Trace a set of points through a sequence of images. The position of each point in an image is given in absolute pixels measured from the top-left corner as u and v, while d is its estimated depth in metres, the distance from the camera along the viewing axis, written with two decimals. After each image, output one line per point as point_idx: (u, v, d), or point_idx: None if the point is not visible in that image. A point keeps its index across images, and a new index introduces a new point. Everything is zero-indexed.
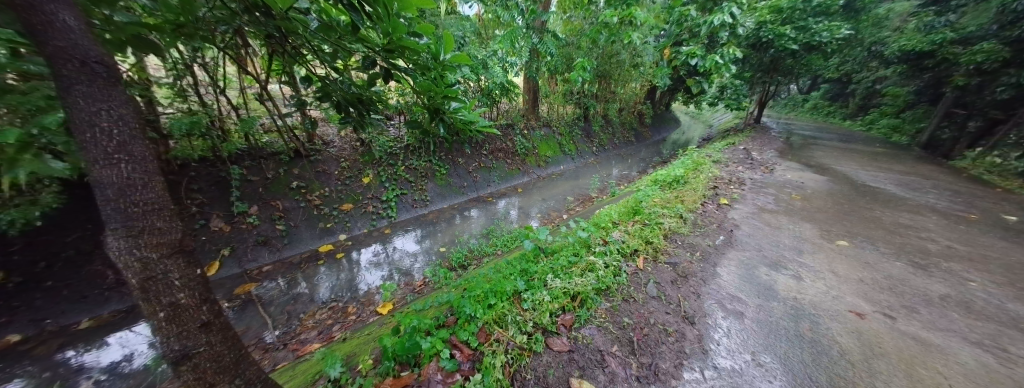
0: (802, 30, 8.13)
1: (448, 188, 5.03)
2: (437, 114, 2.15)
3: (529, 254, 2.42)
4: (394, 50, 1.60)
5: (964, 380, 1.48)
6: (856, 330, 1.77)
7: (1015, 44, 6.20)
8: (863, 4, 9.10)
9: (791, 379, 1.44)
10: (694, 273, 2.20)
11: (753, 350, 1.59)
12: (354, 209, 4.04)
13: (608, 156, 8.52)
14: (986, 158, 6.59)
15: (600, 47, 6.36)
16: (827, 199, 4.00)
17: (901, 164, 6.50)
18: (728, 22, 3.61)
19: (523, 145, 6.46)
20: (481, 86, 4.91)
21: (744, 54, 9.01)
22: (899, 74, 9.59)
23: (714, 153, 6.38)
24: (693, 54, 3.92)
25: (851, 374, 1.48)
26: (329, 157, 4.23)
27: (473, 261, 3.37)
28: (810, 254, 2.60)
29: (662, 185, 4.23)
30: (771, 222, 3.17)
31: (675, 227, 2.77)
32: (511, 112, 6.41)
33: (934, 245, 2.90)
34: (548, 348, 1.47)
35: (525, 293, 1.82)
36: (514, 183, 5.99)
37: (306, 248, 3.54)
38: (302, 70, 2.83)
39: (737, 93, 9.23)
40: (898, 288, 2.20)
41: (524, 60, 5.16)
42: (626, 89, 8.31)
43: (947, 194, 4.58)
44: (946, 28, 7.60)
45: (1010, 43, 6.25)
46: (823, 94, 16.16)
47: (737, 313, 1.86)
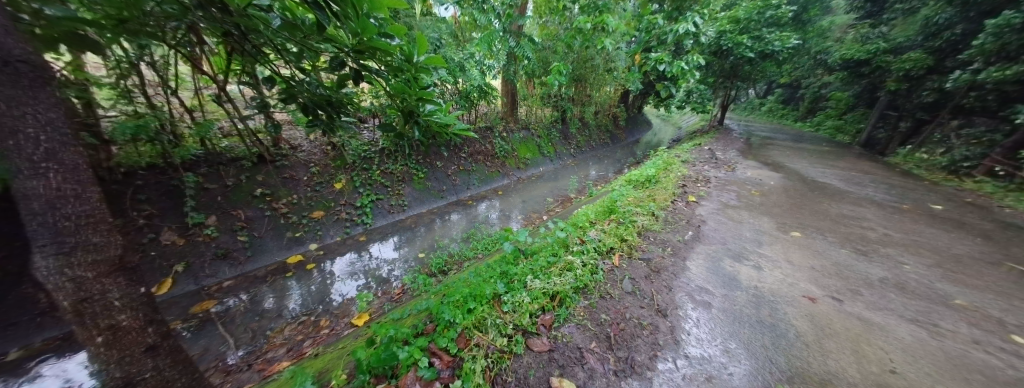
0: (758, 39, 8.82)
1: (426, 192, 4.92)
2: (412, 116, 2.11)
3: (508, 256, 2.43)
4: (364, 51, 1.56)
5: (903, 353, 1.65)
6: (809, 314, 1.92)
7: (937, 53, 7.15)
8: (810, 17, 10.61)
9: (755, 363, 1.53)
10: (666, 268, 2.30)
11: (719, 337, 1.69)
12: (326, 216, 3.86)
13: (585, 157, 8.73)
14: (915, 154, 7.43)
15: (575, 52, 6.52)
16: (783, 195, 4.33)
17: (844, 161, 7.19)
18: (693, 31, 3.79)
19: (503, 147, 6.47)
20: (459, 88, 4.86)
21: (708, 60, 9.59)
22: (840, 80, 10.61)
23: (683, 153, 6.74)
24: (661, 60, 4.06)
25: (806, 354, 1.61)
26: (297, 162, 4.03)
27: (454, 265, 3.33)
28: (769, 245, 2.80)
29: (636, 184, 4.41)
30: (734, 217, 3.38)
31: (648, 225, 2.90)
32: (489, 115, 6.39)
33: (874, 233, 3.23)
34: (528, 349, 1.48)
35: (505, 295, 1.82)
36: (495, 185, 5.99)
37: (272, 260, 3.33)
38: (265, 69, 2.67)
39: (702, 97, 9.79)
40: (844, 273, 2.42)
41: (501, 63, 5.16)
42: (601, 92, 8.60)
43: (883, 187, 5.11)
44: (879, 39, 8.48)
45: (933, 52, 7.22)
46: (777, 98, 17.58)
47: (705, 303, 1.97)
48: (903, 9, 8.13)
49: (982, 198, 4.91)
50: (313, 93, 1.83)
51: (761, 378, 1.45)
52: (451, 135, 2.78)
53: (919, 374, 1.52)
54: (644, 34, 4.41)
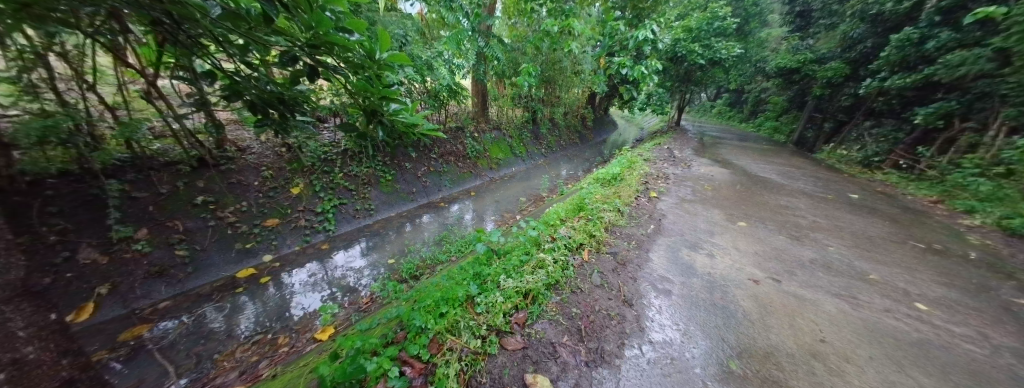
0: (707, 47, 9.62)
1: (395, 195, 4.75)
2: (375, 116, 2.02)
3: (481, 257, 2.43)
4: (321, 47, 1.47)
5: (830, 324, 1.88)
6: (755, 295, 2.12)
7: (852, 63, 8.25)
8: (750, 29, 12.03)
9: (710, 342, 1.67)
10: (631, 260, 2.43)
11: (678, 321, 1.82)
12: (282, 223, 3.58)
13: (556, 157, 8.94)
14: (837, 151, 8.51)
15: (543, 54, 6.65)
16: (733, 189, 4.74)
17: (781, 157, 8.05)
18: (651, 38, 3.99)
19: (474, 148, 6.42)
20: (428, 87, 4.74)
21: (665, 66, 10.26)
22: (776, 86, 11.87)
23: (645, 152, 7.16)
24: (623, 65, 4.25)
25: (752, 330, 1.78)
26: (245, 166, 3.70)
27: (426, 269, 3.24)
28: (720, 234, 3.05)
29: (603, 182, 4.60)
30: (690, 210, 3.65)
31: (614, 220, 3.04)
32: (460, 115, 6.31)
33: (806, 220, 3.65)
34: (502, 348, 1.48)
35: (478, 297, 1.81)
36: (467, 186, 5.92)
37: (219, 275, 3.01)
38: (205, 63, 2.41)
39: (661, 100, 10.45)
40: (783, 257, 2.70)
41: (470, 62, 5.11)
42: (569, 94, 8.86)
43: (813, 180, 5.79)
44: (807, 50, 9.61)
45: (849, 62, 8.30)
46: (726, 101, 19.25)
47: (666, 291, 2.10)
48: (826, 24, 9.28)
49: (890, 188, 5.73)
50: (262, 90, 1.69)
51: (716, 356, 1.57)
52: (419, 135, 2.72)
53: (843, 340, 1.75)
54: (608, 39, 4.50)
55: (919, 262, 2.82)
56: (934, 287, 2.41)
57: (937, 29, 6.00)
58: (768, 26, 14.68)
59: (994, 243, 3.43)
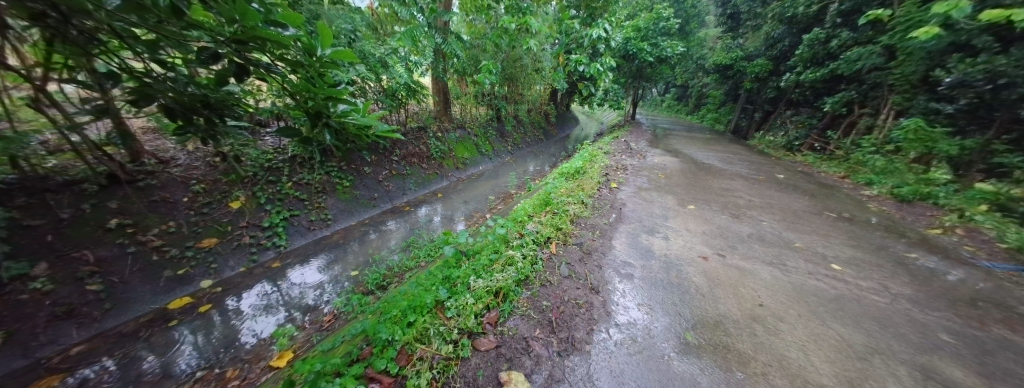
0: (655, 46, 10.31)
1: (354, 202, 4.47)
2: (320, 118, 1.88)
3: (450, 260, 2.38)
4: (249, 44, 1.34)
5: (766, 290, 2.11)
6: (704, 270, 2.32)
7: (775, 59, 9.34)
8: (691, 28, 12.99)
9: (668, 318, 1.79)
10: (596, 249, 2.53)
11: (640, 302, 1.93)
12: (222, 243, 3.20)
13: (522, 154, 9.02)
14: (766, 136, 9.62)
15: (503, 51, 6.63)
16: (683, 176, 5.15)
17: (721, 145, 8.91)
18: (604, 36, 4.11)
19: (438, 148, 6.25)
20: (384, 86, 4.50)
21: (619, 63, 10.80)
22: (714, 81, 13.08)
23: (604, 146, 7.51)
24: (579, 62, 4.32)
25: (703, 303, 1.94)
26: (170, 181, 3.24)
27: (394, 277, 3.10)
28: (673, 218, 3.29)
29: (567, 176, 4.76)
30: (646, 197, 3.90)
31: (579, 212, 3.15)
32: (421, 114, 6.10)
33: (744, 199, 4.09)
34: (475, 350, 1.45)
35: (447, 301, 1.77)
36: (433, 188, 5.74)
37: (146, 309, 2.61)
38: (105, 63, 2.06)
39: (616, 96, 11.03)
40: (726, 234, 2.98)
41: (428, 59, 4.88)
42: (531, 91, 8.99)
43: (748, 164, 6.50)
44: (738, 48, 10.69)
45: (773, 58, 9.38)
46: (674, 95, 20.80)
47: (628, 275, 2.22)
48: (752, 25, 10.37)
49: (808, 167, 6.61)
50: (181, 92, 1.49)
51: (675, 330, 1.69)
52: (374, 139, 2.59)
53: (778, 303, 1.98)
54: (564, 37, 4.52)
55: (835, 230, 3.28)
56: (846, 250, 2.82)
57: (840, 29, 6.96)
58: (705, 27, 16.09)
59: (889, 209, 4.09)
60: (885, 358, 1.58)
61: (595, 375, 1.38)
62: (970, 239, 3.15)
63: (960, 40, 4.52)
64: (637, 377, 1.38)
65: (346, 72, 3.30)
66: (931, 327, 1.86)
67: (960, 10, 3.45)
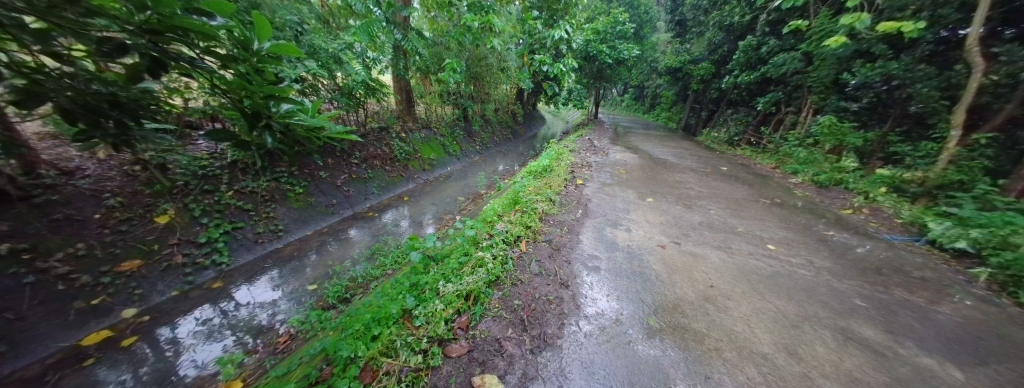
0: (613, 48, 10.83)
1: (309, 209, 4.05)
2: (258, 118, 1.75)
3: (417, 267, 2.29)
4: (168, 34, 1.20)
5: (716, 272, 2.30)
6: (663, 258, 2.46)
7: (717, 62, 10.26)
8: (645, 33, 13.82)
9: (632, 306, 1.87)
10: (564, 244, 2.58)
11: (606, 292, 2.00)
12: (149, 265, 2.66)
13: (490, 153, 8.98)
14: (713, 132, 10.53)
15: (467, 50, 6.52)
16: (643, 171, 5.45)
17: (674, 141, 9.62)
18: (566, 37, 4.17)
19: (403, 149, 5.96)
20: (338, 84, 4.19)
21: (581, 64, 11.18)
22: (666, 82, 14.07)
23: (569, 144, 7.73)
24: (542, 62, 4.26)
25: (662, 289, 2.06)
26: (76, 195, 2.64)
27: (359, 289, 2.88)
28: (634, 211, 3.46)
29: (535, 174, 4.82)
30: (610, 193, 4.06)
31: (547, 209, 3.20)
32: (383, 114, 5.82)
33: (695, 190, 4.45)
34: (447, 357, 1.38)
35: (416, 309, 1.70)
36: (399, 191, 5.44)
37: (53, 348, 2.05)
38: None
39: (579, 96, 11.44)
40: (682, 223, 3.20)
41: (386, 56, 4.67)
42: (497, 91, 8.99)
43: (697, 158, 7.08)
44: (686, 51, 11.59)
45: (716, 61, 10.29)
46: (632, 96, 22.03)
47: (595, 267, 2.28)
48: (697, 31, 11.27)
49: (747, 159, 7.35)
50: (84, 90, 1.26)
51: (639, 316, 1.78)
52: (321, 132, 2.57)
53: (726, 283, 2.16)
54: (528, 37, 4.52)
55: (774, 215, 3.66)
56: (780, 231, 3.17)
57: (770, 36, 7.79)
58: (657, 32, 17.26)
59: (813, 194, 4.67)
60: (813, 324, 1.79)
61: (567, 368, 1.39)
62: (874, 217, 3.70)
63: (863, 48, 5.31)
64: (606, 366, 1.41)
65: (292, 69, 3.03)
66: (849, 294, 2.14)
67: (862, 22, 4.00)
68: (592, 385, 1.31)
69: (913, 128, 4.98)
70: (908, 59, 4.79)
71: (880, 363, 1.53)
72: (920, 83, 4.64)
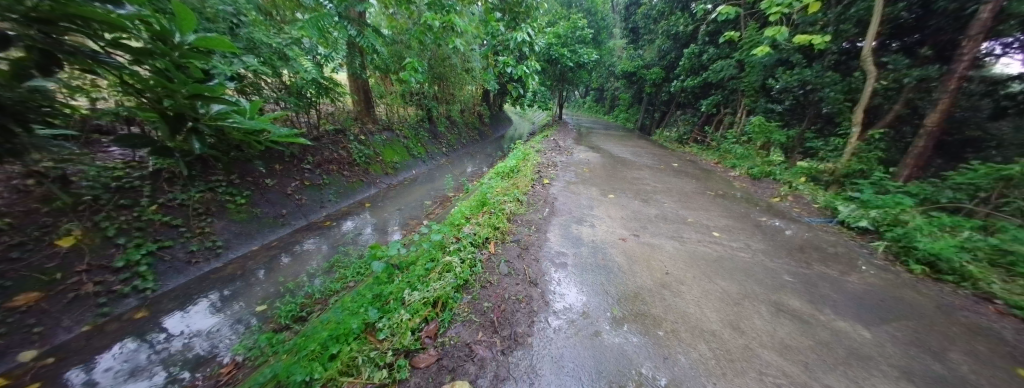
0: (574, 52, 11.24)
1: (254, 222, 3.58)
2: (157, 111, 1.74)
3: (381, 276, 2.20)
4: (63, 24, 1.18)
5: (671, 260, 2.47)
6: (624, 250, 2.60)
7: (666, 68, 11.08)
8: (602, 38, 14.53)
9: (597, 298, 1.94)
10: (532, 243, 2.62)
11: (572, 287, 2.05)
12: (51, 297, 2.12)
13: (457, 155, 8.85)
14: (666, 131, 11.35)
15: (429, 49, 6.35)
16: (605, 169, 5.71)
17: (632, 140, 10.22)
18: (528, 39, 4.23)
19: (363, 152, 5.63)
20: (285, 82, 3.86)
21: (544, 67, 11.45)
22: (623, 85, 14.91)
23: (535, 144, 7.87)
24: (507, 63, 4.30)
25: (624, 279, 2.16)
26: None
27: (317, 304, 2.64)
28: (598, 207, 3.61)
29: (503, 175, 4.84)
30: (575, 191, 4.18)
31: (514, 209, 3.22)
32: (337, 116, 5.48)
33: (651, 185, 4.77)
34: (413, 369, 1.32)
35: (379, 322, 1.62)
36: (359, 197, 5.12)
37: None
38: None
39: (543, 97, 11.73)
40: (641, 217, 3.40)
41: (339, 53, 4.39)
42: (462, 92, 8.89)
43: (652, 155, 7.58)
44: (640, 56, 12.38)
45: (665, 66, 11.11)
46: (593, 98, 23.03)
47: (562, 263, 2.34)
48: (648, 39, 12.08)
49: (694, 156, 8.02)
50: None
51: (604, 307, 1.85)
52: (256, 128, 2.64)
53: (679, 269, 2.33)
54: (491, 38, 4.50)
55: (719, 205, 4.02)
56: (723, 220, 3.49)
57: (709, 44, 8.57)
58: (613, 38, 18.25)
59: (749, 185, 5.24)
60: (752, 301, 1.99)
61: (538, 365, 1.39)
62: (797, 203, 4.22)
63: (783, 57, 6.09)
64: (574, 358, 1.44)
65: (227, 64, 2.72)
66: (780, 271, 2.41)
67: (782, 35, 4.54)
68: (561, 379, 1.32)
69: (824, 126, 5.78)
70: (819, 68, 5.54)
71: (806, 330, 1.74)
72: (828, 87, 5.33)
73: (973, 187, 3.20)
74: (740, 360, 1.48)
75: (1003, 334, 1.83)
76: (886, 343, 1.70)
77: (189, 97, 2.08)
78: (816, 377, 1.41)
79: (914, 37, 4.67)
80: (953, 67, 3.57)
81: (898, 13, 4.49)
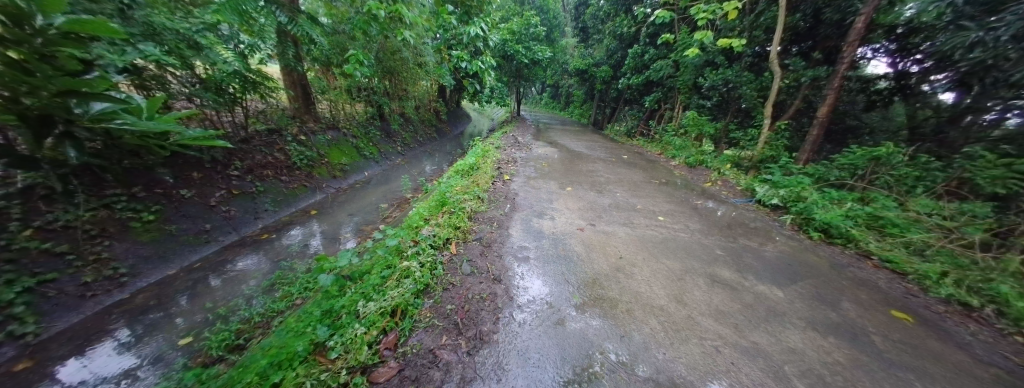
0: (528, 49, 11.36)
1: (170, 240, 3.03)
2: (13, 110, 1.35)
3: (331, 289, 2.03)
4: None
5: (624, 246, 2.61)
6: (582, 240, 2.69)
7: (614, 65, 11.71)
8: (555, 36, 14.91)
9: (558, 288, 1.99)
10: (495, 240, 2.60)
11: (535, 279, 2.08)
12: None
13: (414, 154, 8.49)
14: (616, 125, 12.04)
15: (376, 42, 5.95)
16: (563, 163, 5.88)
17: (586, 135, 10.69)
18: (481, 34, 4.14)
19: (304, 154, 5.13)
20: (199, 75, 3.32)
21: (499, 63, 11.42)
22: (576, 82, 15.48)
23: (495, 141, 7.84)
24: (461, 58, 4.17)
25: (582, 267, 2.25)
26: None
27: (257, 327, 2.35)
28: (557, 200, 3.70)
29: (462, 173, 4.74)
30: (535, 185, 4.25)
31: (476, 208, 3.17)
32: (270, 114, 4.91)
33: (604, 176, 5.03)
34: (372, 385, 1.22)
35: (330, 340, 1.48)
36: (303, 204, 4.65)
37: None
38: None
39: (500, 94, 11.72)
40: (597, 207, 3.55)
41: (267, 43, 3.90)
42: (416, 88, 8.50)
43: (604, 148, 7.99)
44: (591, 54, 12.92)
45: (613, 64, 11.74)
46: (549, 94, 23.61)
47: (524, 257, 2.36)
48: (596, 38, 12.67)
49: (641, 147, 8.62)
50: None
51: (565, 295, 1.90)
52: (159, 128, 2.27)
53: (631, 253, 2.47)
54: (443, 32, 4.35)
55: (664, 192, 4.36)
56: (666, 205, 3.80)
57: (650, 44, 9.22)
58: (565, 36, 18.84)
59: (687, 172, 5.76)
60: (692, 275, 2.19)
61: (505, 361, 1.38)
62: (725, 186, 4.75)
63: (710, 58, 6.77)
64: (539, 348, 1.46)
65: (118, 54, 2.28)
66: (713, 247, 2.70)
67: (708, 38, 4.99)
68: (527, 371, 1.32)
69: (745, 118, 6.56)
70: (739, 68, 6.26)
71: (736, 296, 1.97)
72: (745, 84, 6.05)
73: (853, 166, 3.86)
74: (685, 329, 1.63)
75: (877, 284, 2.25)
76: (796, 299, 1.98)
77: (57, 94, 1.80)
78: (745, 335, 1.60)
79: (809, 43, 5.49)
80: (837, 68, 4.25)
81: (797, 22, 5.24)
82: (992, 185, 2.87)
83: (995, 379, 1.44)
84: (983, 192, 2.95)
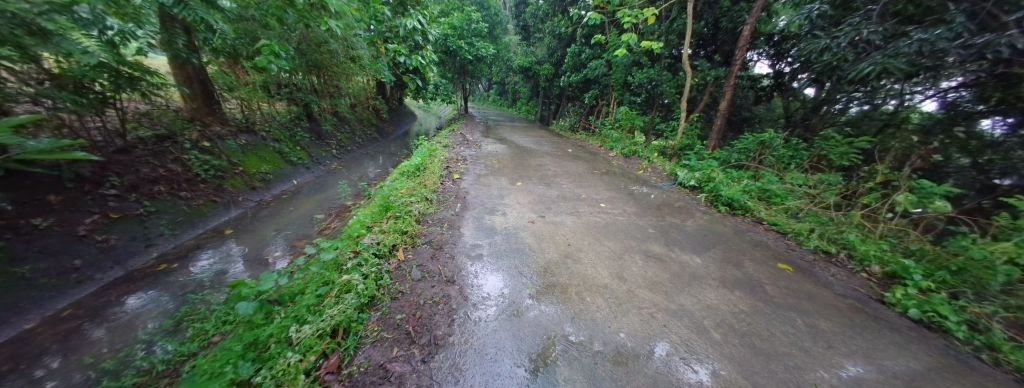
0: (470, 45, 11.18)
1: (22, 283, 2.33)
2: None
3: (256, 319, 1.78)
4: None
5: (572, 234, 2.74)
6: (534, 232, 2.77)
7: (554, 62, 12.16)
8: (497, 33, 14.93)
9: (511, 281, 2.01)
10: (446, 241, 2.53)
11: (489, 276, 2.08)
12: None
13: (352, 157, 7.81)
14: (561, 120, 12.57)
15: (296, 33, 5.30)
16: (512, 159, 5.95)
17: (532, 131, 10.96)
18: (420, 28, 3.97)
19: (211, 164, 4.37)
20: (50, 69, 2.59)
21: (442, 59, 11.06)
22: (521, 79, 15.75)
23: (442, 140, 7.59)
24: (399, 52, 3.94)
25: (534, 258, 2.31)
26: None
27: (157, 373, 1.95)
28: (508, 196, 3.73)
29: (408, 175, 4.50)
30: (485, 183, 4.23)
31: (423, 210, 3.05)
32: (158, 116, 4.08)
33: (550, 170, 5.22)
34: None
35: (257, 375, 1.30)
36: (213, 222, 3.98)
37: None
38: None
39: (445, 91, 11.38)
40: (546, 200, 3.67)
41: (150, 30, 3.26)
42: (350, 85, 7.78)
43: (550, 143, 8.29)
44: (533, 52, 13.24)
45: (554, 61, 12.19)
46: (495, 91, 23.65)
47: (477, 255, 2.33)
48: (537, 36, 13.02)
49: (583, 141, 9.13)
50: None
51: (519, 288, 1.93)
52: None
53: (578, 240, 2.62)
54: (375, 24, 4.04)
55: (605, 181, 4.69)
56: (605, 193, 4.10)
57: (586, 44, 9.78)
58: (507, 34, 18.99)
59: (623, 162, 6.29)
60: (631, 254, 2.40)
61: (461, 361, 1.35)
62: (654, 172, 5.30)
63: (636, 58, 7.42)
64: (495, 343, 1.46)
65: None
66: (646, 226, 2.99)
67: (633, 40, 5.44)
68: (485, 367, 1.32)
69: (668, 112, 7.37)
70: (659, 67, 6.99)
71: (667, 267, 2.21)
72: (665, 82, 6.79)
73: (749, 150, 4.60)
74: (626, 302, 1.78)
75: (769, 244, 2.73)
76: (711, 264, 2.30)
77: None
78: (674, 300, 1.81)
79: (712, 46, 6.35)
80: (732, 69, 5.00)
81: (702, 29, 6.06)
82: (840, 159, 3.69)
83: (849, 307, 1.86)
84: (835, 165, 3.76)
